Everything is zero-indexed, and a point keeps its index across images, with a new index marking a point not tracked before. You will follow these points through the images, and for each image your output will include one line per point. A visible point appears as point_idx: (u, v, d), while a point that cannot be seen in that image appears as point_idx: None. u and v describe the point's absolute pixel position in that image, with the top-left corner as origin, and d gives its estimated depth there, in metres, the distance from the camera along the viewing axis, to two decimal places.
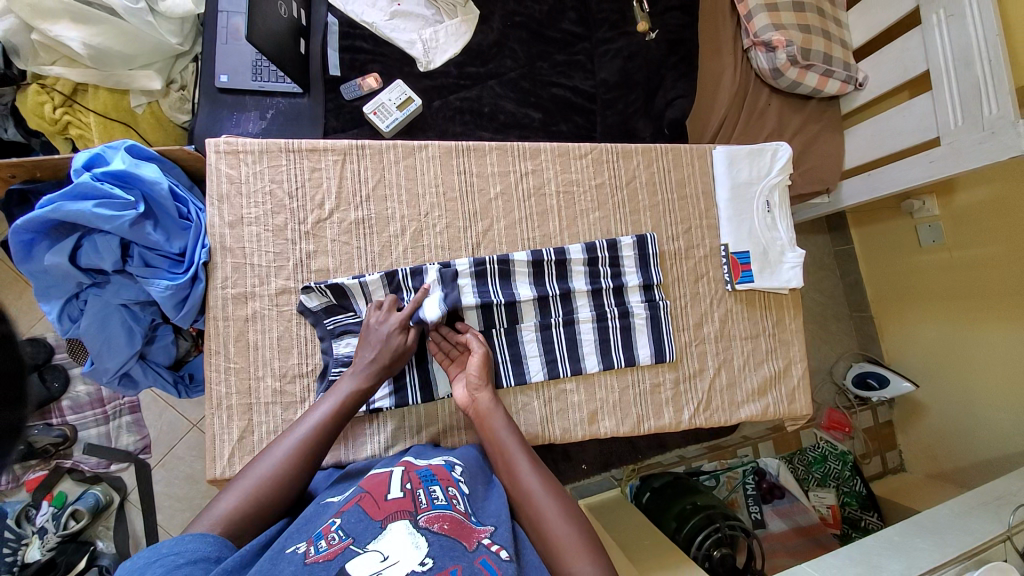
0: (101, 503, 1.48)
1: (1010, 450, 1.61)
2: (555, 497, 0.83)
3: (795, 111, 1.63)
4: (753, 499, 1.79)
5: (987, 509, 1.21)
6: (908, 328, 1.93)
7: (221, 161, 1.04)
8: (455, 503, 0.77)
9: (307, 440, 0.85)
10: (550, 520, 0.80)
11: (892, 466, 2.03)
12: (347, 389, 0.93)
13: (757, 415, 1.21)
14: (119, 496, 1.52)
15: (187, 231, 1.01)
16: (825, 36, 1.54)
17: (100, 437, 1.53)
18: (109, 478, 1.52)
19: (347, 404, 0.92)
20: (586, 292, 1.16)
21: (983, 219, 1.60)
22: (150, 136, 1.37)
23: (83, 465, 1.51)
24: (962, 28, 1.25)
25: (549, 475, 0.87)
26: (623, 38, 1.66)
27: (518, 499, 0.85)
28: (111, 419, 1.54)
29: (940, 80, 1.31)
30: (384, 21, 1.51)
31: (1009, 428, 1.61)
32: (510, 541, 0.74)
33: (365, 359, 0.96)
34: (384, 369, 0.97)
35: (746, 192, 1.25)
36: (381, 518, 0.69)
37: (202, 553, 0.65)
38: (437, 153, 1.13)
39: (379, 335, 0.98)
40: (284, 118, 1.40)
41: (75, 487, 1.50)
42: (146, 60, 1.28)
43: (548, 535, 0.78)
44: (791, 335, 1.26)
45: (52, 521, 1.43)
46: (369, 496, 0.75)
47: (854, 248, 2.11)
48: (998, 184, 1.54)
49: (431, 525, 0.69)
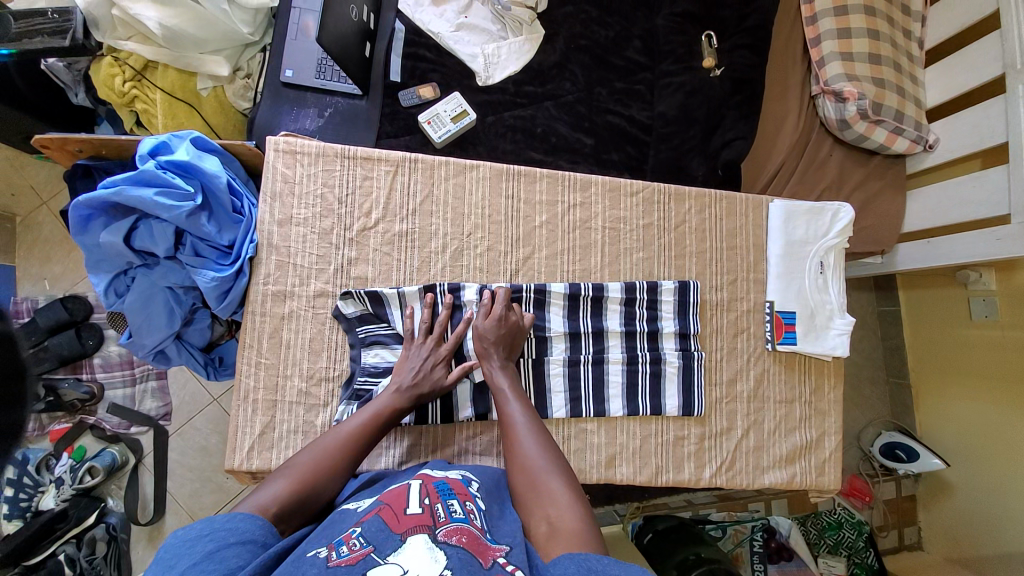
0: (117, 463, 1.51)
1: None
2: (552, 462, 0.87)
3: (857, 165, 1.56)
4: (759, 556, 1.73)
5: None
6: (946, 403, 1.84)
7: (279, 159, 1.05)
8: (472, 518, 0.75)
9: (348, 442, 0.88)
10: (544, 477, 0.84)
11: (909, 542, 1.93)
12: (386, 402, 0.94)
13: (781, 483, 1.16)
14: (134, 458, 1.55)
15: (238, 225, 1.03)
16: (899, 93, 1.48)
17: (124, 398, 1.57)
18: (127, 439, 1.55)
19: (386, 418, 0.93)
20: (620, 332, 1.13)
21: None
22: (212, 119, 1.41)
23: (105, 423, 1.55)
24: None
25: (551, 443, 0.91)
26: (687, 72, 1.62)
27: (515, 459, 0.89)
28: (137, 381, 1.58)
29: (1019, 155, 1.25)
30: (450, 32, 1.51)
31: None
32: (527, 562, 0.69)
33: (404, 377, 0.98)
34: (425, 394, 0.98)
35: (800, 250, 1.20)
36: (401, 531, 0.68)
37: (251, 536, 0.68)
38: (488, 175, 1.12)
39: (416, 354, 1.01)
40: (340, 118, 1.42)
41: (94, 444, 1.54)
42: (216, 46, 1.32)
43: (536, 479, 0.84)
44: (828, 405, 1.20)
45: (69, 473, 1.46)
46: (389, 508, 0.74)
47: (899, 311, 2.01)
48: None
49: (450, 539, 0.67)
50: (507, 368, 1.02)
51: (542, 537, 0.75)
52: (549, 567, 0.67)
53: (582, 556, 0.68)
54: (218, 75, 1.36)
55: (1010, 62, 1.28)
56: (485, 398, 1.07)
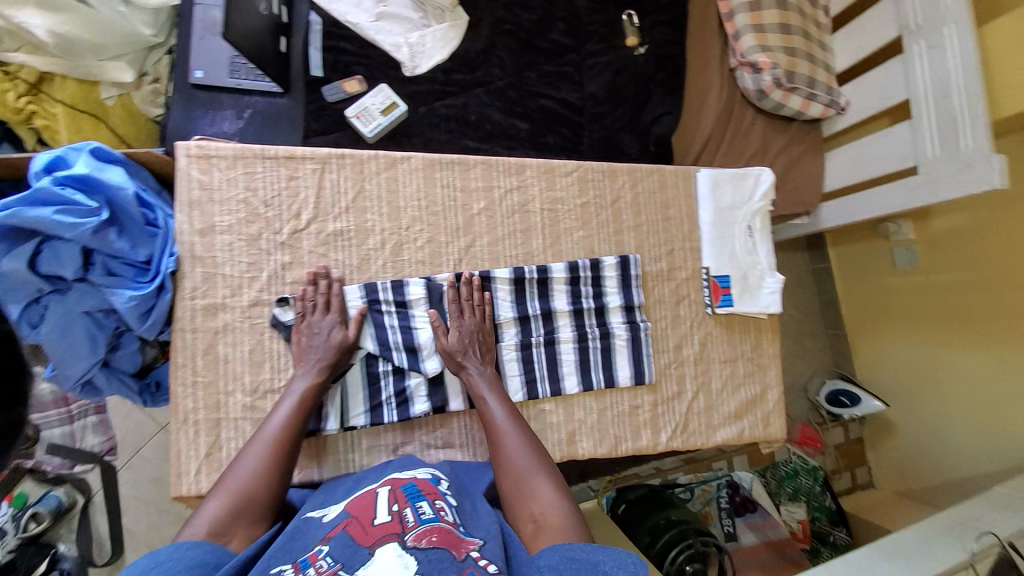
0: (63, 506, 1.42)
1: (970, 472, 1.70)
2: (535, 457, 0.90)
3: (779, 132, 1.66)
4: (726, 512, 1.83)
5: (953, 535, 1.33)
6: (880, 347, 1.99)
7: (192, 165, 0.98)
8: (443, 515, 0.76)
9: (273, 440, 0.86)
10: (533, 479, 0.87)
11: (862, 483, 2.09)
12: (300, 387, 0.92)
13: (732, 439, 1.22)
14: (82, 498, 1.46)
15: (155, 238, 0.96)
16: (810, 59, 1.57)
17: (63, 436, 1.46)
18: (73, 480, 1.46)
19: (301, 403, 0.91)
20: (567, 311, 1.14)
21: (957, 246, 1.66)
22: (122, 130, 1.31)
23: (47, 465, 1.46)
24: (942, 59, 1.29)
25: (533, 439, 0.94)
26: (612, 51, 1.64)
27: (502, 460, 0.91)
28: (75, 418, 1.47)
29: (919, 110, 1.36)
30: (369, 23, 1.46)
31: (973, 452, 1.69)
32: (499, 557, 0.73)
33: (309, 359, 0.94)
34: (340, 358, 0.96)
35: (729, 216, 1.25)
36: (369, 543, 0.69)
37: (199, 560, 0.69)
38: (420, 166, 1.09)
39: (317, 334, 0.95)
40: (261, 119, 1.34)
41: (37, 488, 1.44)
42: (117, 51, 1.25)
43: (523, 481, 0.87)
44: (768, 359, 1.27)
45: (12, 523, 1.38)
46: (356, 521, 0.74)
47: (830, 266, 2.16)
48: (976, 212, 1.60)
49: (420, 542, 0.68)
50: (484, 363, 1.03)
51: (529, 533, 0.81)
52: (535, 560, 0.73)
53: (565, 546, 0.73)
54: (121, 82, 1.29)
55: (905, 23, 1.38)
56: (440, 390, 1.04)
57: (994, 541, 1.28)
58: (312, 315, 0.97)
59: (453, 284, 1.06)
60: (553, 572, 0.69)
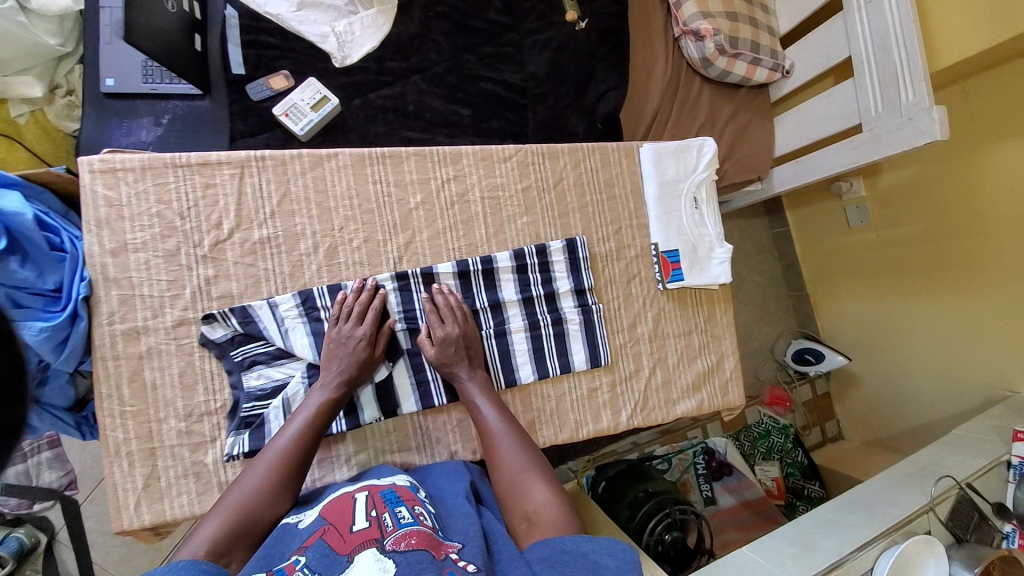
0: (25, 548, 1.37)
1: (933, 417, 1.77)
2: (530, 460, 0.91)
3: (726, 100, 1.65)
4: (704, 478, 1.86)
5: (913, 482, 1.31)
6: (841, 304, 2.03)
7: (96, 181, 0.93)
8: (422, 519, 0.75)
9: (281, 457, 0.86)
10: (528, 481, 0.87)
11: (831, 435, 2.14)
12: (317, 401, 0.92)
13: (692, 411, 1.23)
14: (46, 536, 1.41)
15: (63, 263, 0.89)
16: (752, 23, 1.56)
17: (18, 476, 1.38)
18: (33, 519, 1.41)
19: (316, 418, 0.91)
20: (517, 301, 1.12)
21: (906, 199, 1.68)
22: (39, 148, 1.26)
23: (2, 507, 1.38)
24: (880, 13, 1.28)
25: (527, 444, 0.94)
26: (551, 28, 1.57)
27: (498, 464, 0.92)
28: (29, 456, 1.39)
29: (861, 66, 1.36)
30: (291, 12, 1.38)
31: (934, 397, 1.75)
32: (481, 557, 0.71)
33: (330, 372, 0.95)
34: (356, 376, 0.96)
35: (673, 189, 1.25)
36: (346, 552, 0.67)
37: None
38: (349, 162, 1.05)
39: (342, 347, 0.96)
40: (182, 123, 1.27)
41: None
42: (20, 65, 1.18)
43: (517, 485, 0.87)
44: (722, 329, 1.28)
45: None
46: (334, 529, 0.72)
47: (789, 230, 2.19)
48: (924, 164, 1.61)
49: (399, 544, 0.66)
50: (475, 371, 1.04)
51: (523, 529, 0.80)
52: (527, 553, 0.73)
53: (558, 539, 0.73)
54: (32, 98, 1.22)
55: None
56: (389, 393, 1.02)
57: (953, 484, 1.26)
58: (342, 322, 0.97)
59: (428, 296, 1.05)
60: (545, 563, 0.69)
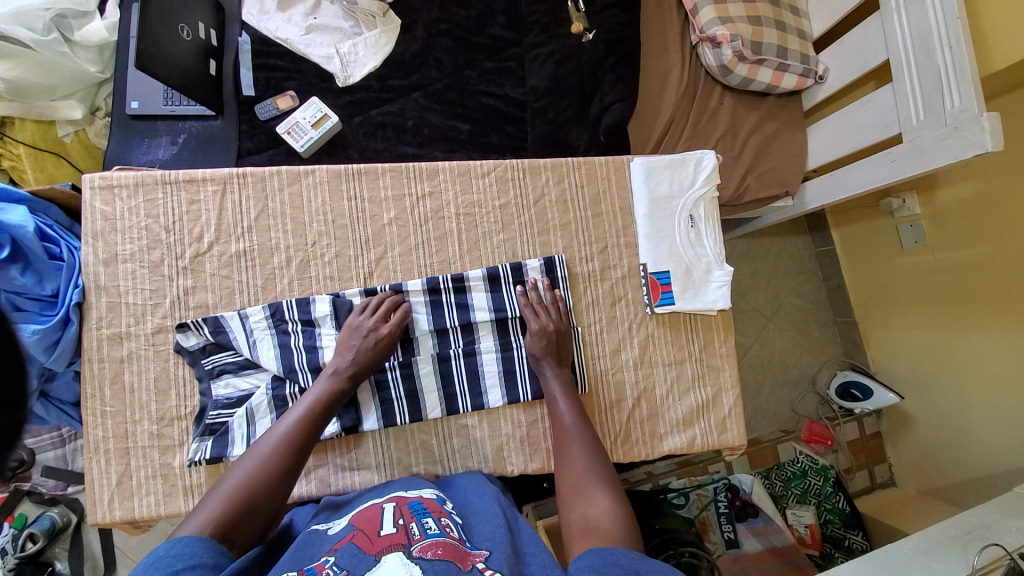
0: (57, 525, 1.49)
1: (998, 468, 1.51)
2: (596, 466, 0.89)
3: (750, 109, 1.53)
4: (725, 518, 1.68)
5: (957, 546, 1.11)
6: (891, 332, 1.80)
7: (95, 197, 1.01)
8: (448, 532, 0.73)
9: (282, 443, 0.86)
10: (592, 489, 0.84)
11: (881, 481, 1.89)
12: (322, 389, 0.94)
13: (681, 448, 1.12)
14: (76, 517, 1.53)
15: (60, 271, 0.98)
16: (778, 27, 1.45)
17: (57, 459, 1.48)
18: (66, 501, 1.53)
19: (320, 406, 0.92)
20: (489, 321, 1.08)
21: (967, 219, 1.47)
22: (82, 164, 1.39)
23: (41, 487, 1.50)
24: (920, 13, 1.13)
25: (599, 447, 0.94)
26: (554, 41, 1.53)
27: (564, 470, 0.91)
28: (67, 442, 1.48)
29: (900, 71, 1.20)
30: (299, 36, 1.45)
31: (999, 443, 1.50)
32: (508, 566, 0.69)
33: (341, 361, 0.97)
34: (364, 368, 0.98)
35: (667, 206, 1.16)
36: (375, 552, 0.67)
37: (200, 560, 0.65)
38: (325, 178, 1.07)
39: (355, 336, 0.98)
40: (196, 142, 1.36)
41: (35, 509, 1.52)
42: (67, 89, 1.31)
43: (582, 486, 0.86)
44: (721, 359, 1.16)
45: (11, 542, 1.45)
46: (362, 534, 0.73)
47: (834, 248, 1.98)
48: (983, 180, 1.41)
49: (425, 553, 0.65)
50: (562, 368, 1.05)
51: (579, 529, 0.78)
52: (578, 559, 0.70)
53: (608, 550, 0.70)
54: (75, 119, 1.34)
55: None
56: (351, 410, 1.01)
57: (1002, 553, 1.05)
58: (358, 315, 1.01)
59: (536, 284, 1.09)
60: (593, 570, 0.66)
